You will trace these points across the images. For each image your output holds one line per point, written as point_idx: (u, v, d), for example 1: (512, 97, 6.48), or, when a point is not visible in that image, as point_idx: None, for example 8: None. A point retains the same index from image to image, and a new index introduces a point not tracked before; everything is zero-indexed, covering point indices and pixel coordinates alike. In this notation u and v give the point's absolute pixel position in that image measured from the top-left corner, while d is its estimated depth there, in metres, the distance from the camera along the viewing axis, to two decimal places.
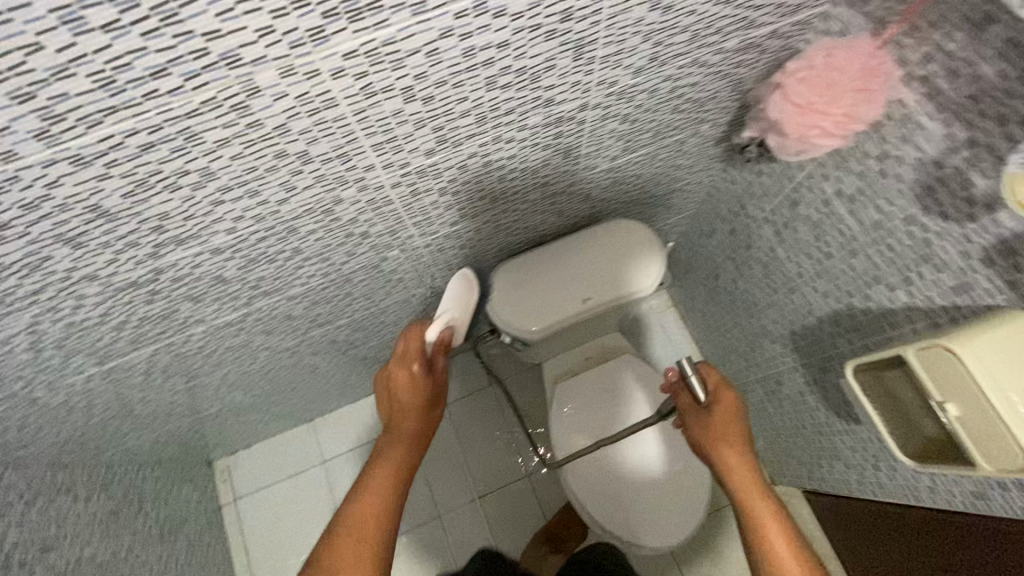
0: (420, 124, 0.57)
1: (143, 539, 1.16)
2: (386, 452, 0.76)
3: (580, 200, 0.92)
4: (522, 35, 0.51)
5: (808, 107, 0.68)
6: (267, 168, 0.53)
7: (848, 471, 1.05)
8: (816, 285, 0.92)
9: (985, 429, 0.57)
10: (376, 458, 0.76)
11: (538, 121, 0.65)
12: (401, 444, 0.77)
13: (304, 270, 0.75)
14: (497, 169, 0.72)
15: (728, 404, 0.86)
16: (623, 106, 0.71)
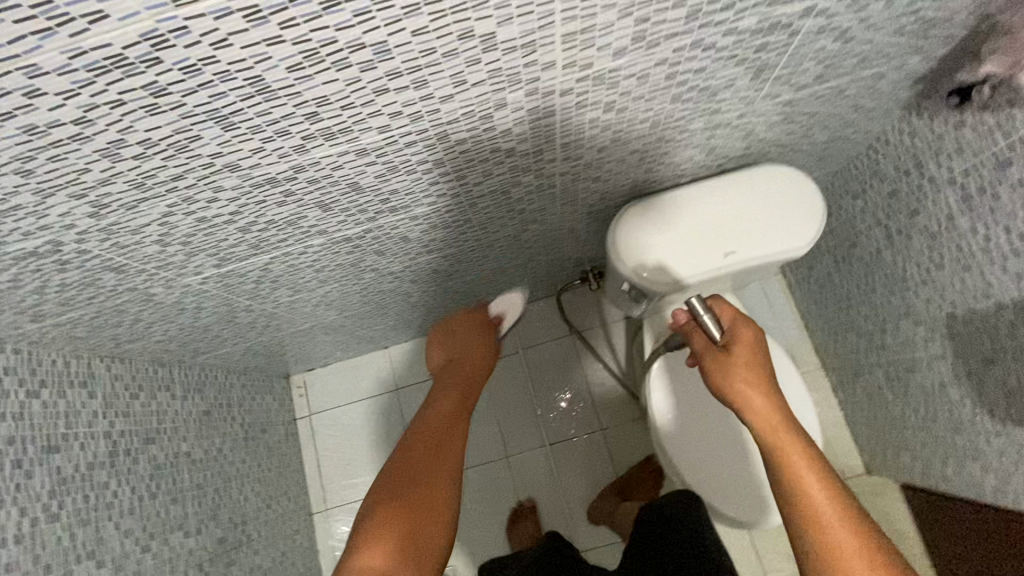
0: (625, 12, 0.46)
1: (231, 442, 1.19)
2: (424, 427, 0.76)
3: (739, 136, 0.79)
4: None
5: None
6: (445, 51, 0.44)
7: (983, 475, 0.94)
8: (1010, 264, 0.78)
9: None
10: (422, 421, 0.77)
11: (749, 25, 0.53)
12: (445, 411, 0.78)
13: (437, 186, 0.67)
14: (678, 85, 0.60)
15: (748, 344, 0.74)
16: (848, 18, 0.57)
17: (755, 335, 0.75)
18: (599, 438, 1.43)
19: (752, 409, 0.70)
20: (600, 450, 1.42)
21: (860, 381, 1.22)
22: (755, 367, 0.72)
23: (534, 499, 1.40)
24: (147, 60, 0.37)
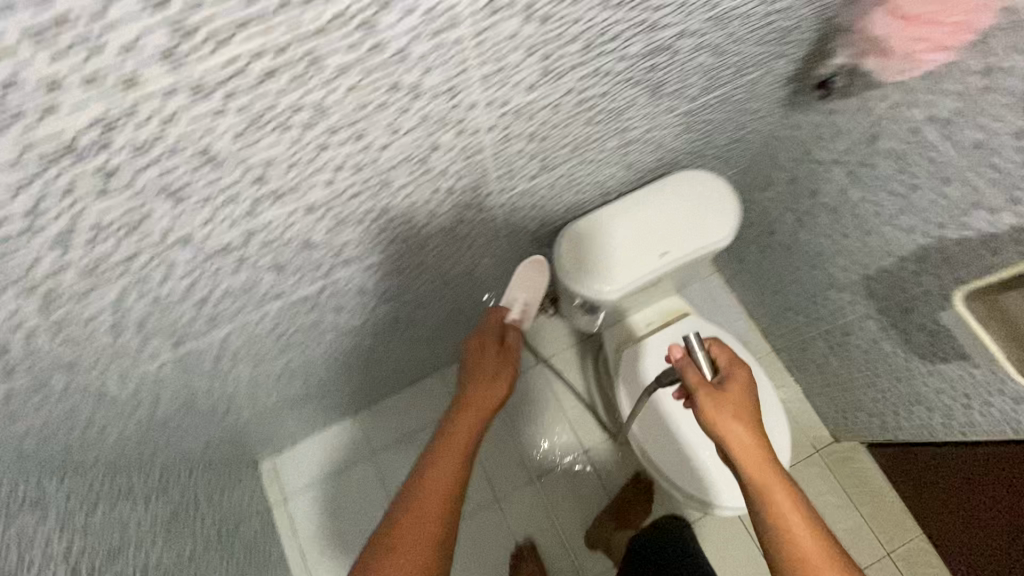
0: (530, 51, 0.53)
1: (205, 542, 1.11)
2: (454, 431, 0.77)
3: (651, 149, 0.89)
4: None
5: (916, 19, 0.66)
6: (378, 104, 0.49)
7: (932, 415, 1.04)
8: (899, 222, 0.89)
9: None
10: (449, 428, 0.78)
11: (638, 50, 0.62)
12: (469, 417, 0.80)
13: (386, 233, 0.71)
14: (588, 110, 0.68)
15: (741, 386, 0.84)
16: (716, 35, 0.67)
17: (748, 381, 0.85)
18: (585, 463, 1.44)
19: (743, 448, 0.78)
20: (589, 476, 1.42)
21: (808, 355, 1.32)
22: (744, 406, 0.81)
23: (533, 537, 1.37)
24: (97, 146, 0.39)
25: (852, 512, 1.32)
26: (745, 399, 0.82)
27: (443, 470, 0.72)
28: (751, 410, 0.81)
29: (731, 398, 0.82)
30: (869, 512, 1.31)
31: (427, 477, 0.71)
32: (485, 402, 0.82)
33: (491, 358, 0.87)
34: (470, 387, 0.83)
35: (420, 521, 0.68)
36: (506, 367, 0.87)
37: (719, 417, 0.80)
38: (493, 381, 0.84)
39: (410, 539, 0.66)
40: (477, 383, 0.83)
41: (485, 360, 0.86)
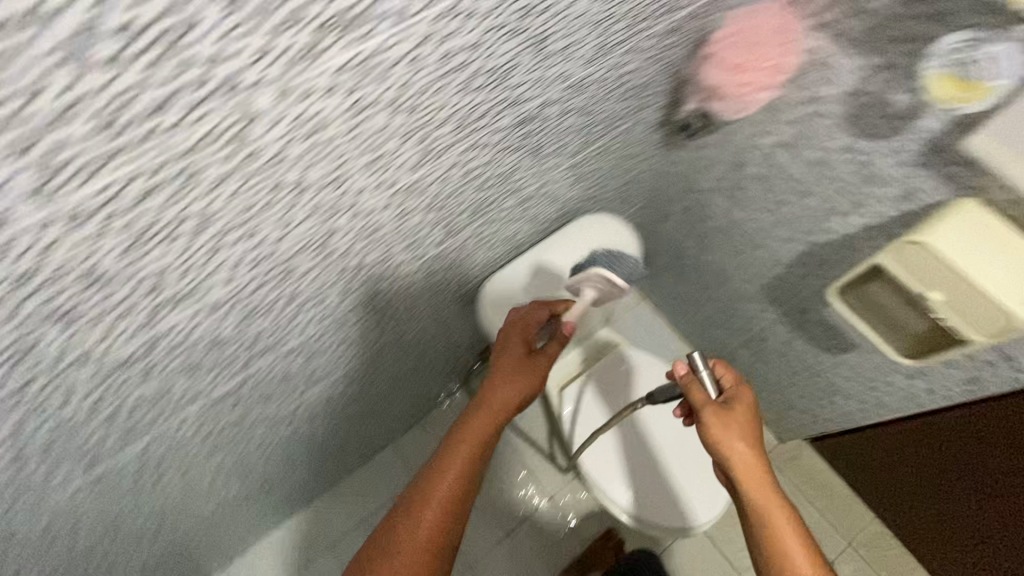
0: (405, 137, 0.59)
1: None
2: (463, 436, 0.87)
3: (549, 201, 0.97)
4: (492, 35, 0.55)
5: (744, 65, 0.77)
6: (264, 203, 0.53)
7: (849, 402, 1.12)
8: (777, 234, 1.00)
9: (971, 305, 0.64)
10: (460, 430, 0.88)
11: (508, 122, 0.69)
12: (484, 423, 0.88)
13: (299, 318, 0.72)
14: (476, 178, 0.75)
15: (746, 406, 0.89)
16: (578, 100, 0.77)
17: (751, 400, 0.90)
18: (552, 510, 1.43)
19: (747, 468, 0.85)
20: (557, 523, 1.41)
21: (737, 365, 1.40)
22: (748, 427, 0.87)
23: None
24: None
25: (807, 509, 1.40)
26: (749, 420, 0.88)
27: (450, 478, 0.85)
28: (754, 430, 0.88)
29: (738, 417, 0.87)
30: (821, 506, 1.40)
31: (437, 477, 0.85)
32: (498, 413, 0.90)
33: (516, 366, 0.91)
34: (490, 393, 0.90)
35: (426, 519, 0.83)
36: (530, 380, 0.91)
37: (725, 438, 0.86)
38: (511, 388, 0.90)
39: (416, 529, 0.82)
40: (496, 390, 0.90)
41: (509, 365, 0.91)
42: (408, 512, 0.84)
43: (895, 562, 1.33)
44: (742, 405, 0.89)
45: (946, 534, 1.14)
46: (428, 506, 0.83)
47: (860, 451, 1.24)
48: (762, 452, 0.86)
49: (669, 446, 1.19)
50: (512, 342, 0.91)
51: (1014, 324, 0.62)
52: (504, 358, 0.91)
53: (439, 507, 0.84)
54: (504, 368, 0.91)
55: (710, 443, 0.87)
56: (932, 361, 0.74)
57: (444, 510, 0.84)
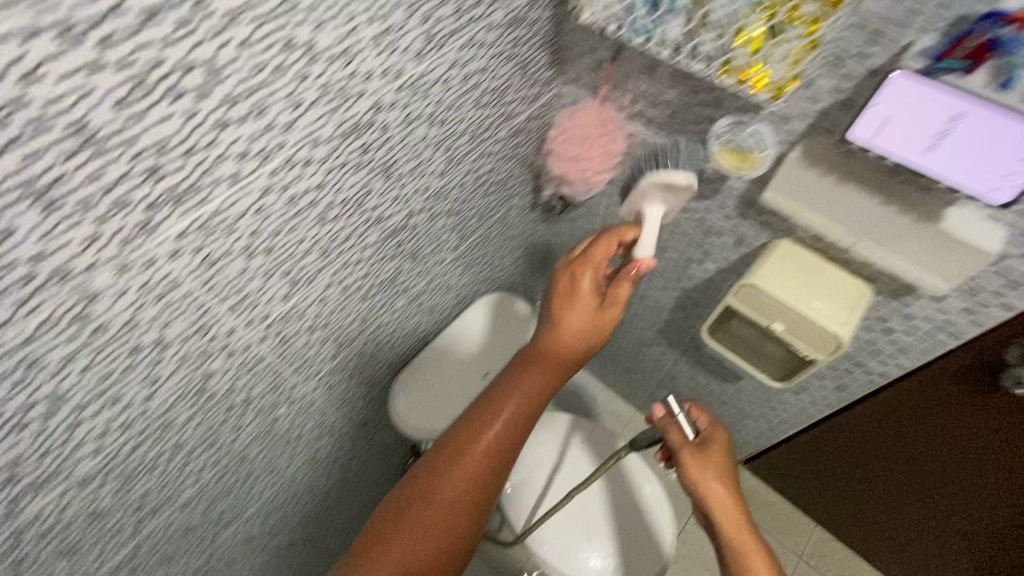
0: (268, 274, 0.61)
1: None
2: (505, 401, 0.69)
3: (443, 291, 1.02)
4: (334, 174, 0.61)
5: (574, 158, 0.90)
6: (123, 368, 0.53)
7: (759, 422, 1.20)
8: (655, 284, 1.09)
9: (806, 330, 0.73)
10: (506, 391, 0.70)
11: (376, 237, 0.74)
12: (540, 378, 0.71)
13: (191, 465, 0.70)
14: (358, 291, 0.78)
15: (720, 446, 0.92)
16: (443, 204, 0.84)
17: (726, 442, 0.93)
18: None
19: (721, 506, 0.86)
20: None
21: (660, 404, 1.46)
22: (723, 467, 0.89)
23: None
24: None
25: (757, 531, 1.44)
26: (723, 460, 0.90)
27: (492, 434, 0.66)
28: (728, 470, 0.89)
29: (712, 457, 0.89)
30: (769, 525, 1.45)
31: (469, 435, 0.66)
32: (555, 366, 0.72)
33: (585, 313, 0.72)
34: (549, 337, 0.72)
35: (446, 491, 0.63)
36: (593, 332, 0.72)
37: (704, 478, 0.87)
38: (582, 338, 0.71)
39: (435, 502, 0.62)
40: (563, 338, 0.71)
41: (576, 309, 0.72)
42: (422, 477, 0.64)
43: (842, 562, 1.40)
44: (716, 446, 0.91)
45: (891, 520, 1.22)
46: (453, 470, 0.64)
47: (786, 462, 1.32)
48: (736, 490, 0.88)
49: (625, 505, 1.19)
50: (576, 281, 0.73)
51: (840, 344, 0.71)
52: (568, 291, 0.72)
53: (467, 475, 0.64)
54: (570, 313, 0.72)
55: (690, 484, 0.89)
56: (796, 380, 0.82)
57: (472, 484, 0.64)
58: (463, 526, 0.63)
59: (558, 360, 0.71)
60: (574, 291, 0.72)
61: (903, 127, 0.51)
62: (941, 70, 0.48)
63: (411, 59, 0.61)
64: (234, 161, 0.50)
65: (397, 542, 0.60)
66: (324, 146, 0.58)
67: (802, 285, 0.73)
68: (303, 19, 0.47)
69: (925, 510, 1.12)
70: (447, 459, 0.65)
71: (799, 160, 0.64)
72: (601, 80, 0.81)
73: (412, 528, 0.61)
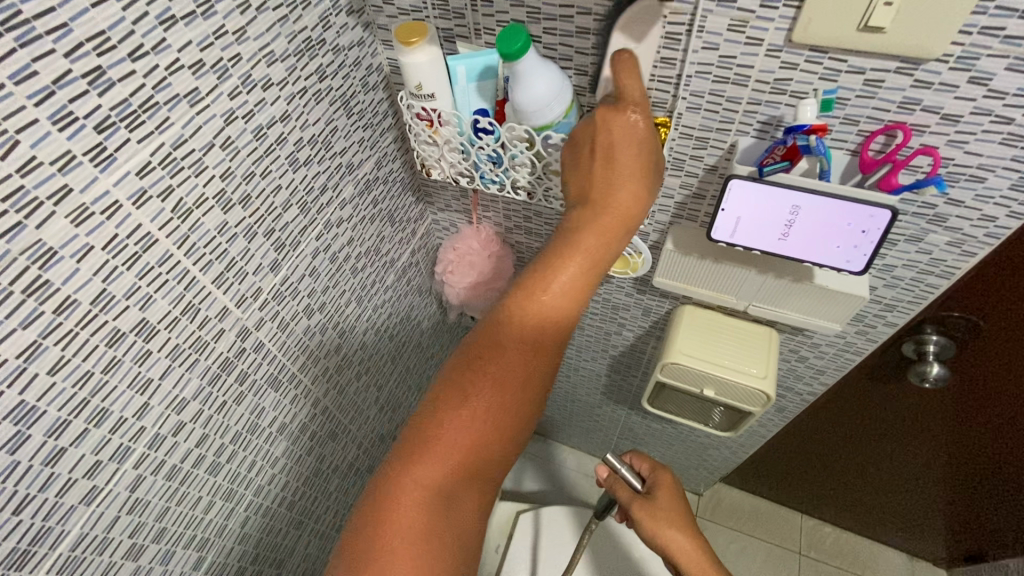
0: (168, 554, 0.53)
1: None
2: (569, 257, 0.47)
3: (378, 444, 0.95)
4: (214, 419, 0.54)
5: (474, 288, 0.87)
6: None
7: (721, 449, 1.22)
8: (584, 356, 1.08)
9: (737, 392, 0.76)
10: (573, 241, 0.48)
11: (284, 445, 0.67)
12: (599, 236, 0.48)
13: None
14: (280, 506, 0.70)
15: (668, 487, 0.80)
16: (349, 372, 0.78)
17: (672, 480, 0.81)
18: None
19: (682, 552, 0.74)
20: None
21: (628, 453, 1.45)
22: (681, 516, 0.77)
23: None
24: None
25: (754, 543, 1.46)
26: (679, 506, 0.78)
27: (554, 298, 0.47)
28: (685, 514, 0.78)
29: (663, 506, 0.77)
30: (761, 531, 1.48)
31: (537, 297, 0.47)
32: (620, 229, 0.49)
33: (640, 163, 0.48)
34: (605, 185, 0.48)
35: (508, 375, 0.47)
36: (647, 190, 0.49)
37: (662, 531, 0.75)
38: (644, 189, 0.49)
39: (500, 375, 0.47)
40: (620, 190, 0.48)
41: (635, 156, 0.48)
42: (487, 343, 0.48)
43: (839, 546, 1.45)
44: (664, 490, 0.79)
45: (866, 493, 1.28)
46: (517, 350, 0.47)
47: (760, 467, 1.35)
48: (695, 530, 0.76)
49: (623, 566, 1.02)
50: (633, 124, 0.47)
51: (768, 394, 0.73)
52: (622, 133, 0.48)
53: (530, 355, 0.48)
54: (628, 159, 0.48)
55: (649, 540, 0.77)
56: (742, 429, 0.83)
57: (535, 367, 0.48)
58: (525, 408, 0.49)
59: (624, 217, 0.48)
60: (631, 135, 0.48)
61: (754, 224, 0.55)
62: (769, 175, 0.50)
63: (266, 274, 0.56)
64: (85, 480, 0.43)
65: (457, 428, 0.46)
66: (193, 403, 0.51)
67: (720, 351, 0.75)
68: (124, 306, 0.42)
69: (898, 480, 1.18)
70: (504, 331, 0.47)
71: (675, 250, 0.66)
72: (471, 205, 0.80)
73: (470, 415, 0.47)
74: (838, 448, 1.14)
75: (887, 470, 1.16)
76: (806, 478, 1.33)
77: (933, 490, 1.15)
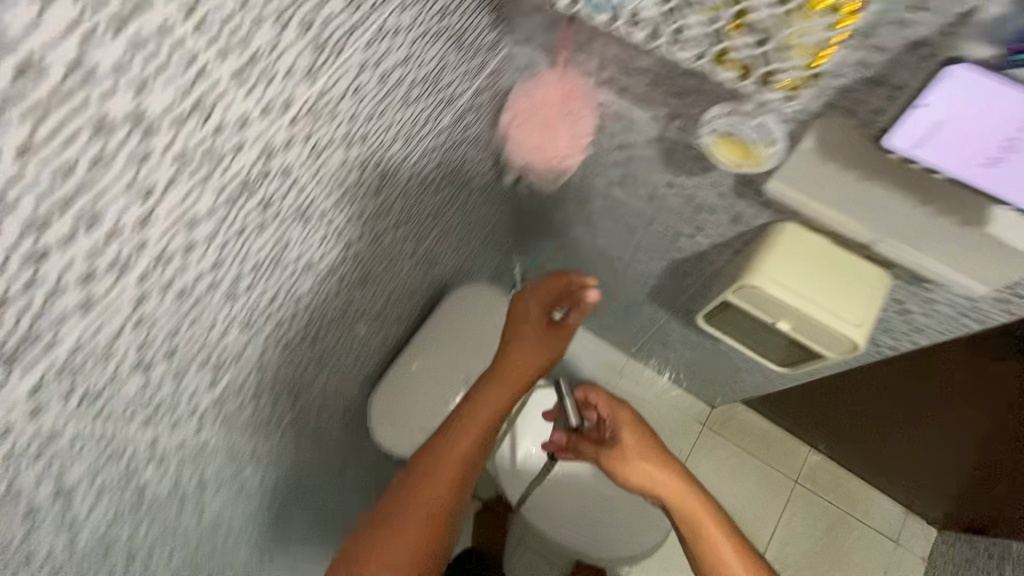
0: (181, 373, 0.51)
1: None
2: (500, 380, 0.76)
3: (406, 298, 0.91)
4: (232, 245, 0.48)
5: (538, 146, 0.77)
6: (25, 534, 0.44)
7: (755, 374, 1.15)
8: (641, 254, 0.98)
9: (815, 331, 0.66)
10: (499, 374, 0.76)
11: (310, 284, 0.62)
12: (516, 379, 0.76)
13: (155, 559, 0.63)
14: (302, 343, 0.67)
15: (630, 422, 0.85)
16: (387, 220, 0.70)
17: (633, 413, 0.85)
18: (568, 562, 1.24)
19: (652, 483, 0.80)
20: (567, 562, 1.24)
21: (655, 354, 1.42)
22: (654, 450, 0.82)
23: None
24: None
25: (753, 462, 1.48)
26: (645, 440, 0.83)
27: (492, 404, 0.75)
28: (654, 446, 0.83)
29: (628, 443, 0.82)
30: (764, 454, 1.48)
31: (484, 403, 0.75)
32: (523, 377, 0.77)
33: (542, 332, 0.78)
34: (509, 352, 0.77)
35: (466, 457, 0.73)
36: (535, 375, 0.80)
37: (636, 469, 0.80)
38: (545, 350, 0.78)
39: (462, 444, 0.73)
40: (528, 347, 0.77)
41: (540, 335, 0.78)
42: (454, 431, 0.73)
43: (838, 483, 1.46)
44: (626, 427, 0.84)
45: (890, 449, 1.24)
46: (462, 452, 0.72)
47: (788, 398, 1.31)
48: (662, 457, 0.81)
49: None
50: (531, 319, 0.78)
51: (855, 344, 0.63)
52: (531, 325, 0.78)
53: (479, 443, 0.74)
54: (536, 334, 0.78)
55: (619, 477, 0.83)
56: (800, 369, 0.76)
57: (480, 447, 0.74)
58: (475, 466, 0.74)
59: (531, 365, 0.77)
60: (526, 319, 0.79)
61: (959, 134, 0.45)
62: (1013, 67, 0.41)
63: (300, 82, 0.45)
64: (79, 288, 0.37)
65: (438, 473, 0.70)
66: (207, 222, 0.44)
67: (812, 284, 0.64)
68: (113, 87, 0.32)
69: (929, 447, 1.12)
70: (452, 450, 0.72)
71: (815, 149, 0.53)
72: (560, 42, 0.64)
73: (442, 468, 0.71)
74: (883, 402, 1.07)
75: (920, 435, 1.10)
76: (828, 419, 1.29)
77: (959, 463, 1.10)
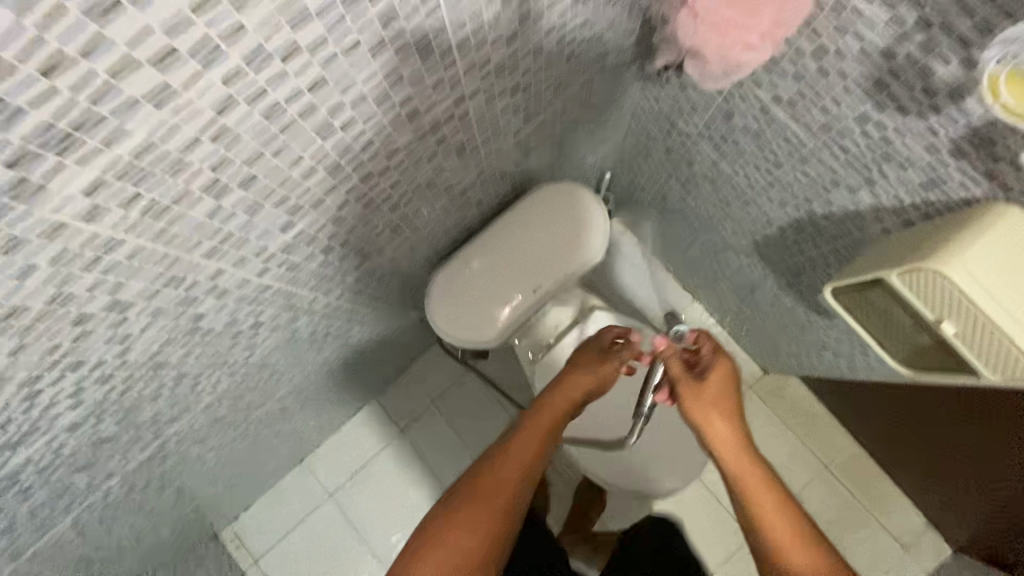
0: (255, 208, 0.43)
1: None
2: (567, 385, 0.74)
3: (496, 179, 0.80)
4: (339, 63, 0.37)
5: (723, 29, 0.56)
6: (74, 338, 0.40)
7: (837, 358, 1.04)
8: (770, 195, 0.83)
9: (984, 341, 0.53)
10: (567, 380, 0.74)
11: (408, 138, 0.52)
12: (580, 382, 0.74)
13: (201, 383, 0.62)
14: (383, 204, 0.59)
15: (723, 372, 0.72)
16: (508, 81, 0.58)
17: (731, 365, 0.72)
18: (578, 476, 1.26)
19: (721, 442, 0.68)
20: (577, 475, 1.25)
21: (724, 306, 1.30)
22: (726, 398, 0.70)
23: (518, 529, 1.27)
24: None
25: (787, 436, 1.42)
26: (725, 385, 0.71)
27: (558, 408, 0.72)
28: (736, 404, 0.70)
29: (712, 391, 0.70)
30: (801, 432, 1.42)
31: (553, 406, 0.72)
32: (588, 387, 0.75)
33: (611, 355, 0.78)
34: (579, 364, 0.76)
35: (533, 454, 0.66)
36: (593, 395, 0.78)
37: (700, 414, 0.69)
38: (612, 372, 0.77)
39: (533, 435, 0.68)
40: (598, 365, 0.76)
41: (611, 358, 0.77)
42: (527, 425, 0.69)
43: (868, 480, 1.40)
44: (719, 374, 0.71)
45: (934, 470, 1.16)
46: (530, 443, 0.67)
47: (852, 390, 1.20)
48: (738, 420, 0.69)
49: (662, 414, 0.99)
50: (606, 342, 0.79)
51: None
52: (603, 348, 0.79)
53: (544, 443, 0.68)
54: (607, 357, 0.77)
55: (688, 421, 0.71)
56: (929, 380, 0.63)
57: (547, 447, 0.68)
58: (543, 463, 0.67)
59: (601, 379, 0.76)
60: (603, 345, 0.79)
61: None
62: None
63: None
64: (154, 69, 0.28)
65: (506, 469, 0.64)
66: (319, 24, 0.33)
67: (1004, 287, 0.51)
68: None
69: (975, 483, 1.04)
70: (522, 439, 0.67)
71: None
72: None
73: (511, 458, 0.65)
74: (954, 427, 0.97)
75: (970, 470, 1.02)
76: (881, 421, 1.20)
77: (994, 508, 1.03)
